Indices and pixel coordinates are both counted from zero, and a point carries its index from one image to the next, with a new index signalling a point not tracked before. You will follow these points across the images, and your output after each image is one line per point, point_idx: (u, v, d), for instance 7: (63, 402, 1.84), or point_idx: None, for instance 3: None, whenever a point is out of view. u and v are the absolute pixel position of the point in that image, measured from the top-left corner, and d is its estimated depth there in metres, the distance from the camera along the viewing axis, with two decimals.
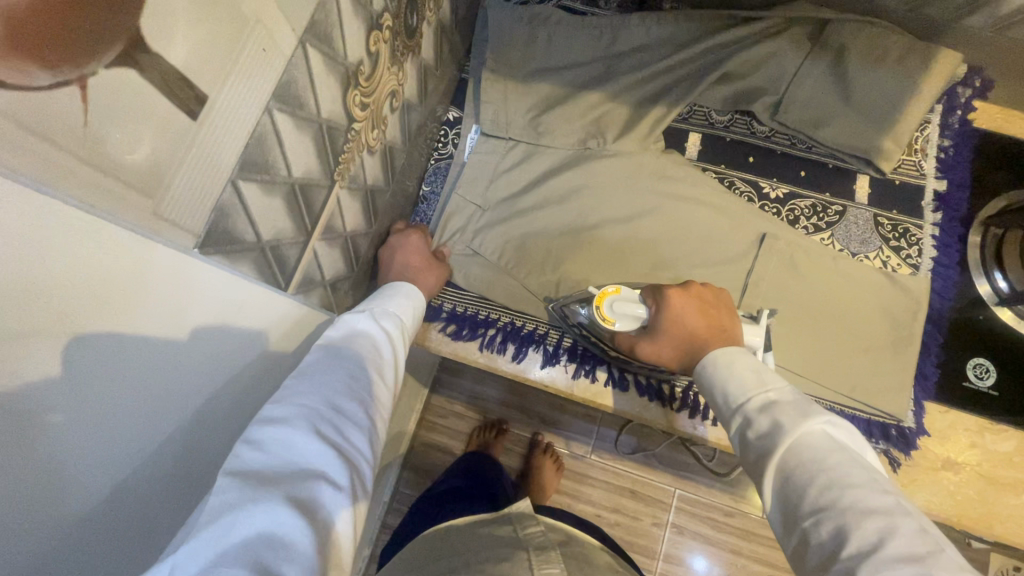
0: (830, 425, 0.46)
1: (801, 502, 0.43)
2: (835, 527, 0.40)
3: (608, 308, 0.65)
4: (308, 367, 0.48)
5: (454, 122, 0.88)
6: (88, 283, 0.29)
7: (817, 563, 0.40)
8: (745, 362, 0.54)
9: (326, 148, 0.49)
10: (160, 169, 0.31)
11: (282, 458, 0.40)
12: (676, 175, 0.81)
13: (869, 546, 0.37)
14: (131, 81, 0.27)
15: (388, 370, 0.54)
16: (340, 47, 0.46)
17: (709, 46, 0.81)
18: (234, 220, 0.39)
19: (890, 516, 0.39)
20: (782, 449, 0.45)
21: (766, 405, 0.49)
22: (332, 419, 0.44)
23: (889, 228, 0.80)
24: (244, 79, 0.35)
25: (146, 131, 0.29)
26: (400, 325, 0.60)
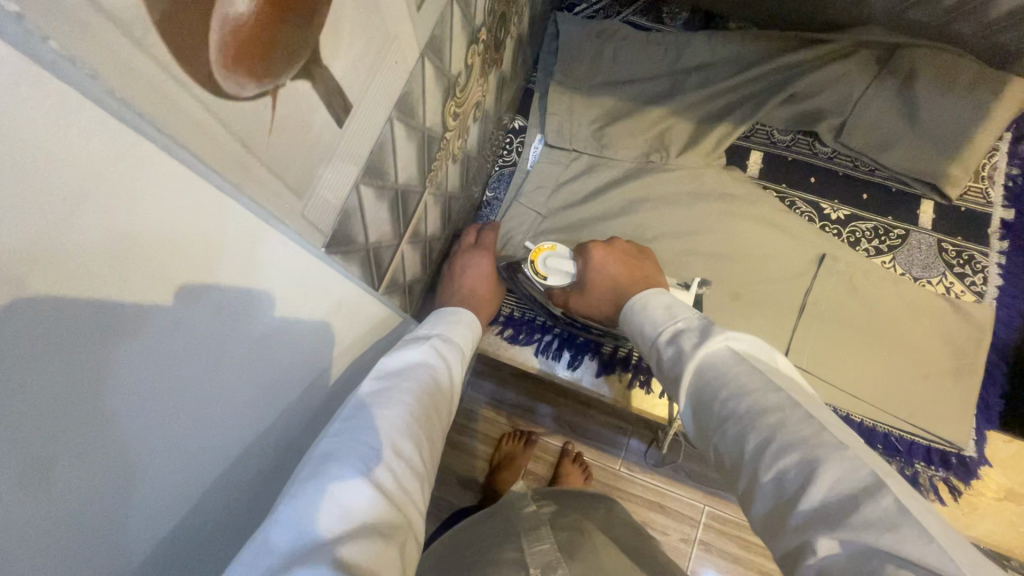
0: (732, 339, 0.47)
1: (710, 413, 0.45)
2: (738, 432, 0.41)
3: (541, 263, 0.71)
4: (365, 404, 0.47)
5: (517, 131, 0.89)
6: (238, 276, 0.30)
7: (729, 466, 0.42)
8: (658, 299, 0.57)
9: (424, 156, 0.51)
10: (310, 173, 0.33)
11: (334, 505, 0.39)
12: (736, 193, 0.82)
13: (766, 441, 0.39)
14: (305, 89, 0.29)
15: (440, 405, 0.53)
16: (448, 60, 0.48)
17: (775, 66, 0.82)
18: (352, 222, 0.41)
19: (779, 410, 0.40)
20: (689, 372, 0.47)
21: (674, 335, 0.52)
22: (382, 463, 0.43)
23: (953, 255, 0.79)
24: (380, 89, 0.37)
25: (307, 133, 0.31)
26: (452, 351, 0.59)
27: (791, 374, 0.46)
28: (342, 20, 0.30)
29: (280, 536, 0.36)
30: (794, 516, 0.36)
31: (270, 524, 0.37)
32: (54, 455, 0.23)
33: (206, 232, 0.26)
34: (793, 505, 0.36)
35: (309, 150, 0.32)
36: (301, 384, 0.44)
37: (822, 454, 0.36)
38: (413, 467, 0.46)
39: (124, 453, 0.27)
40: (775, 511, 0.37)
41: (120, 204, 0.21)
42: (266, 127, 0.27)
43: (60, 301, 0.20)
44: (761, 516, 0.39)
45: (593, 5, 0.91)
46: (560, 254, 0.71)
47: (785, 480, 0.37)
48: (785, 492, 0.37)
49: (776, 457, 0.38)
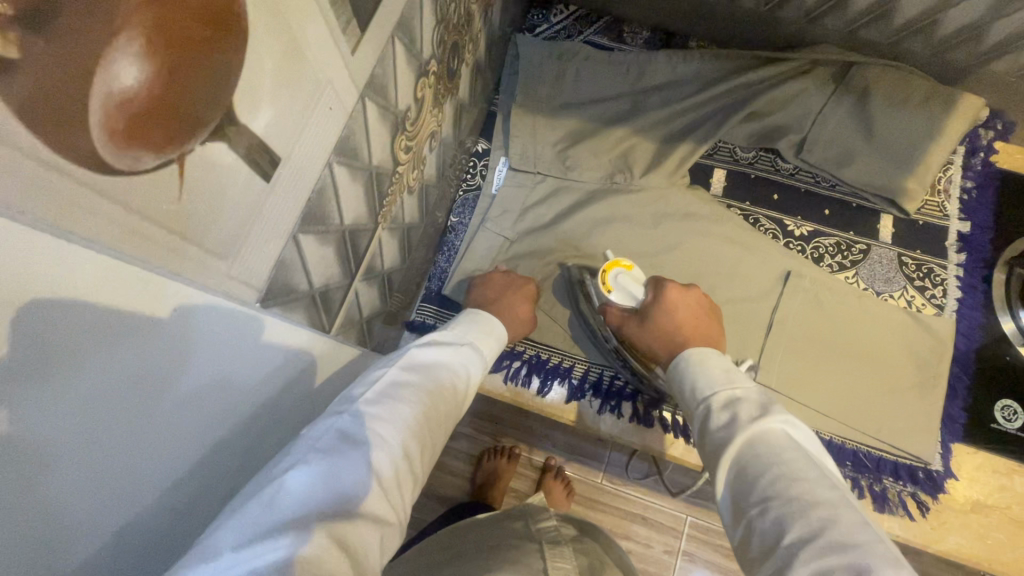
0: (789, 425, 0.48)
1: (748, 494, 0.44)
2: (780, 517, 0.41)
3: (611, 276, 0.70)
4: (392, 386, 0.47)
5: (481, 154, 0.89)
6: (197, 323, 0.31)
7: (755, 551, 0.42)
8: (716, 360, 0.56)
9: (373, 194, 0.50)
10: (236, 232, 0.31)
11: (337, 480, 0.39)
12: (701, 212, 0.82)
13: (811, 534, 0.39)
14: (222, 151, 0.27)
15: (453, 408, 0.52)
16: (393, 97, 0.47)
17: (735, 84, 0.83)
18: (291, 272, 0.39)
19: (834, 508, 0.41)
20: (739, 442, 0.47)
21: (730, 400, 0.51)
22: (389, 450, 0.43)
23: (913, 268, 0.80)
24: (313, 135, 0.36)
25: (228, 195, 0.29)
26: (480, 359, 0.59)
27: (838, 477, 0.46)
28: (260, 76, 0.29)
29: (281, 499, 0.36)
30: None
31: (272, 487, 0.37)
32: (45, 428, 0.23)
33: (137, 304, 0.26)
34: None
35: (232, 210, 0.30)
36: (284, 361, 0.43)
37: (872, 565, 0.36)
38: (413, 466, 0.45)
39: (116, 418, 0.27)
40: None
41: (7, 285, 0.20)
42: (177, 197, 0.26)
43: (50, 313, 0.22)
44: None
45: (554, 26, 0.91)
46: (635, 275, 0.70)
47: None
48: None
49: (821, 555, 0.38)
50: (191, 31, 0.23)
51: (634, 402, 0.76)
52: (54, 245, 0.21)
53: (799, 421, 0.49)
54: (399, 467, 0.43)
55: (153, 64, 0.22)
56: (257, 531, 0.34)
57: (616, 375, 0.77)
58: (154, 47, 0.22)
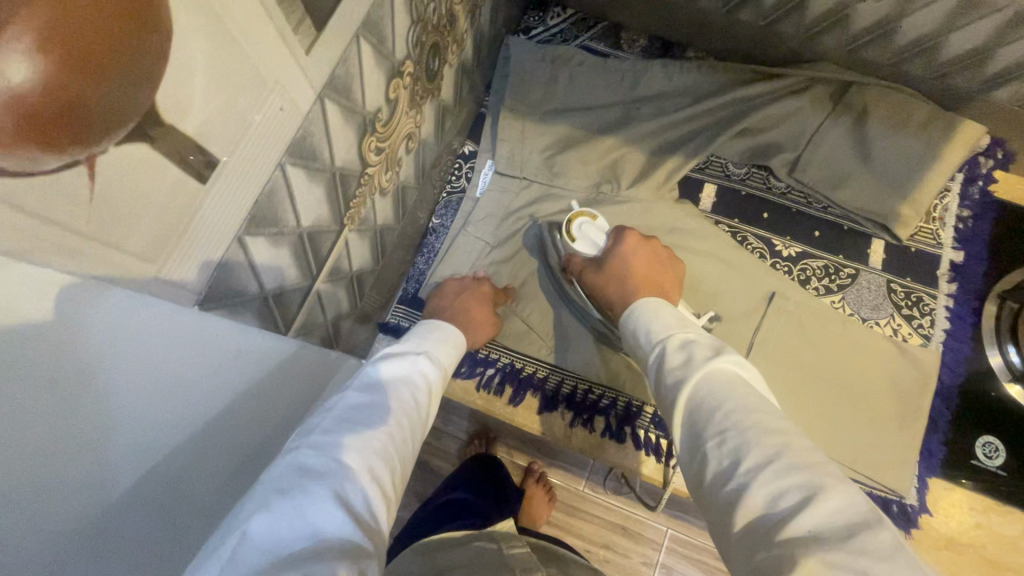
0: (739, 364, 0.48)
1: (704, 428, 0.44)
2: (736, 446, 0.41)
3: (575, 225, 0.73)
4: (349, 414, 0.43)
5: (468, 156, 0.87)
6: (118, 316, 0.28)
7: (710, 483, 0.42)
8: (669, 310, 0.58)
9: (337, 196, 0.49)
10: (164, 234, 0.30)
11: (309, 521, 0.34)
12: (688, 227, 0.80)
13: (767, 458, 0.39)
14: (145, 150, 0.27)
15: (419, 430, 0.49)
16: (360, 97, 0.45)
17: (730, 98, 0.81)
18: (237, 274, 0.38)
19: (787, 435, 0.41)
20: (696, 379, 0.47)
21: (684, 342, 0.52)
22: (361, 480, 0.38)
23: (901, 296, 0.78)
24: (260, 136, 0.35)
25: (156, 195, 0.28)
26: (436, 371, 0.56)
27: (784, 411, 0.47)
28: (191, 75, 0.28)
29: (244, 555, 0.31)
30: (782, 532, 0.35)
31: (229, 542, 0.32)
32: None
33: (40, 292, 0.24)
34: (786, 522, 0.36)
35: (159, 211, 0.29)
36: (231, 370, 0.39)
37: (823, 484, 0.37)
38: (386, 496, 0.40)
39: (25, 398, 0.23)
40: (759, 525, 0.37)
41: None
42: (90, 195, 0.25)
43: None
44: (739, 526, 0.38)
45: (550, 29, 0.90)
46: (597, 224, 0.73)
47: (780, 497, 0.37)
48: (775, 509, 0.37)
49: (777, 477, 0.38)
50: (105, 30, 0.22)
51: (607, 416, 0.75)
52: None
53: (749, 364, 0.50)
54: (372, 499, 0.38)
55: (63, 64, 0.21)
56: None
57: (590, 389, 0.76)
58: (63, 47, 0.21)
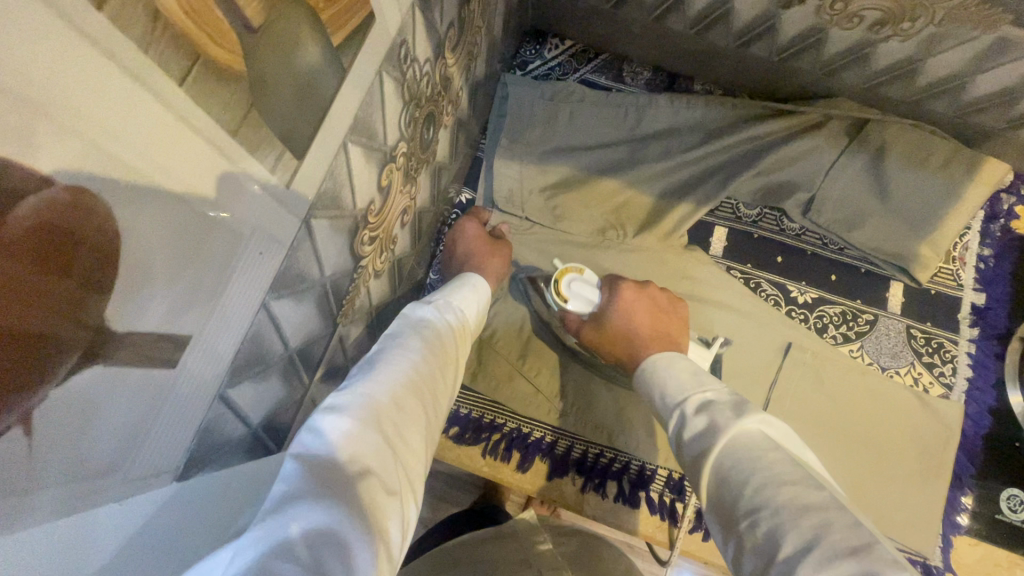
0: (767, 424, 0.43)
1: (735, 505, 0.40)
2: (771, 528, 0.36)
3: (565, 284, 0.67)
4: (376, 352, 0.43)
5: (466, 205, 0.82)
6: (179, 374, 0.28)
7: (752, 569, 0.37)
8: (684, 364, 0.53)
9: (329, 302, 0.44)
10: (133, 434, 0.26)
11: (332, 441, 0.33)
12: (700, 276, 0.76)
13: (806, 542, 0.34)
14: (99, 371, 0.22)
15: (446, 362, 0.46)
16: (350, 200, 0.41)
17: (741, 137, 0.77)
18: (220, 427, 0.34)
19: (825, 512, 0.35)
20: (720, 449, 0.43)
21: (702, 404, 0.47)
22: (385, 402, 0.37)
23: (922, 342, 0.75)
24: (240, 288, 0.30)
25: (120, 400, 0.24)
26: (459, 314, 0.54)
27: (829, 474, 0.41)
28: (144, 271, 0.23)
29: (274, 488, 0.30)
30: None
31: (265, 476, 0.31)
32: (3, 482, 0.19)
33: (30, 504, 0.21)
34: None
35: (140, 397, 0.25)
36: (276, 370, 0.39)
37: (874, 573, 0.31)
38: (413, 422, 0.39)
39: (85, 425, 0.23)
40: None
41: None
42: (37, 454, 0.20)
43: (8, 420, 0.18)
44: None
45: (548, 63, 0.84)
46: (586, 278, 0.68)
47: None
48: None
49: (820, 567, 0.33)
50: (12, 273, 0.17)
51: (620, 480, 0.72)
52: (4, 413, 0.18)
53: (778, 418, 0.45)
54: (397, 423, 0.37)
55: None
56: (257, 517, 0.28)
57: (601, 452, 0.73)
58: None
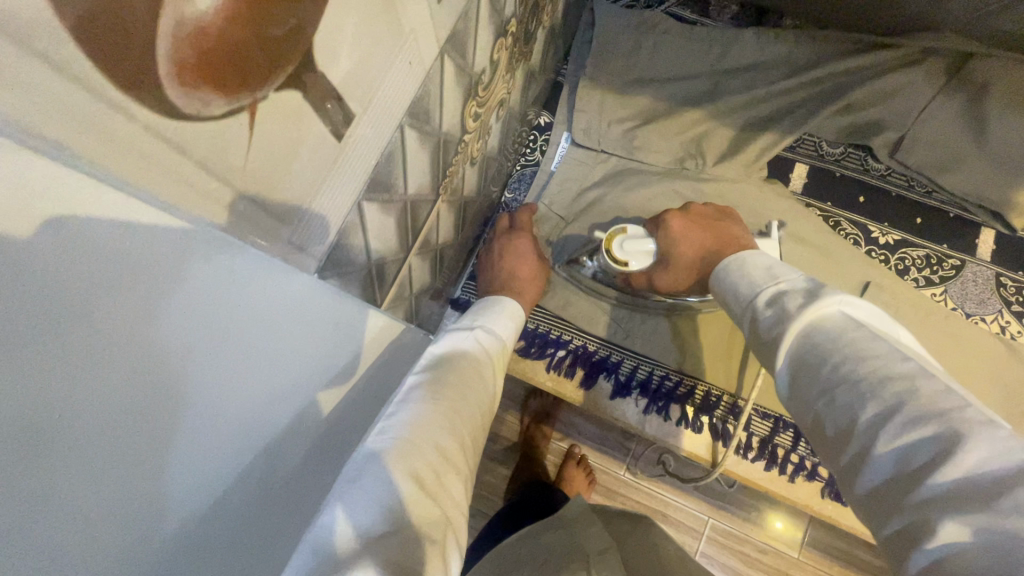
0: (847, 303, 0.40)
1: (811, 383, 0.38)
2: (850, 401, 0.35)
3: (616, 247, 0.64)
4: (412, 393, 0.45)
5: (543, 128, 0.83)
6: (316, 181, 0.29)
7: (831, 435, 0.36)
8: (758, 261, 0.51)
9: (438, 163, 0.46)
10: (302, 194, 0.28)
11: (370, 497, 0.35)
12: (778, 208, 0.76)
13: (889, 410, 0.33)
14: (190, 196, 0.21)
15: (480, 399, 0.49)
16: (471, 56, 0.42)
17: (832, 72, 0.75)
18: (351, 242, 0.36)
19: (909, 380, 0.34)
20: (794, 333, 0.41)
21: (775, 296, 0.45)
22: (419, 454, 0.39)
23: (1012, 291, 0.72)
24: (390, 92, 0.32)
25: (171, 356, 0.23)
26: (492, 347, 0.55)
27: (919, 347, 0.38)
28: (343, 19, 0.25)
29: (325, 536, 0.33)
30: (918, 491, 0.30)
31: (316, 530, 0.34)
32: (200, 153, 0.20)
33: (227, 206, 0.23)
34: (920, 479, 0.31)
35: (307, 163, 0.27)
36: (380, 237, 0.41)
37: (968, 428, 0.30)
38: (452, 465, 0.42)
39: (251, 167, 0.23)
40: (894, 488, 0.32)
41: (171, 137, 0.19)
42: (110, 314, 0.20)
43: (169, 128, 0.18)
44: (872, 492, 0.33)
45: None
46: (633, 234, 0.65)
47: (912, 458, 0.31)
48: (911, 471, 0.31)
49: (904, 430, 0.32)
50: None
51: (683, 404, 0.72)
52: (227, 87, 0.20)
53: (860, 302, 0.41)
54: (435, 469, 0.39)
55: (83, 105, 0.15)
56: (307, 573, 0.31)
57: (665, 375, 0.73)
58: None
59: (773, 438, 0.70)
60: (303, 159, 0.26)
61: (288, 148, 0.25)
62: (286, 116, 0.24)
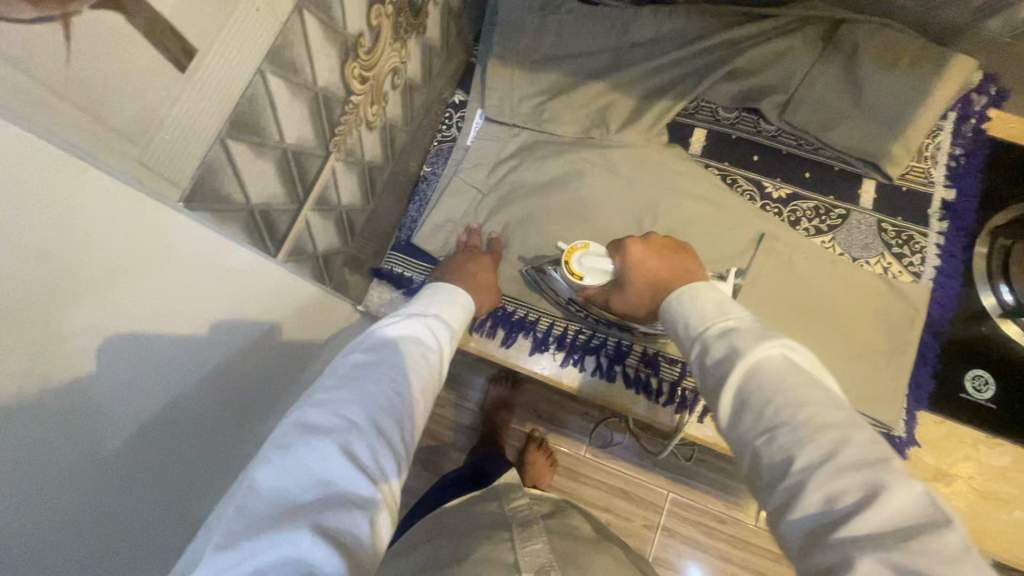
0: (790, 349, 0.44)
1: (753, 424, 0.41)
2: (788, 442, 0.38)
3: (577, 263, 0.67)
4: (356, 371, 0.47)
5: (459, 105, 0.88)
6: (157, 107, 0.32)
7: (764, 480, 0.39)
8: (709, 294, 0.53)
9: (321, 118, 0.50)
10: (146, 116, 0.31)
11: (306, 470, 0.38)
12: (678, 169, 0.81)
13: (823, 457, 0.36)
14: (21, 105, 0.24)
15: (427, 379, 0.51)
16: (339, 16, 0.46)
17: (719, 42, 0.81)
18: (222, 178, 0.40)
19: (843, 429, 0.38)
20: (739, 372, 0.44)
21: (725, 332, 0.48)
22: (356, 431, 0.42)
23: (892, 235, 0.78)
24: (238, 34, 0.36)
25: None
26: (443, 330, 0.58)
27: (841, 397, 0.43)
28: None
29: (250, 501, 0.36)
30: (836, 534, 0.34)
31: (245, 494, 0.37)
32: (14, 55, 0.24)
33: (57, 115, 0.26)
34: (841, 523, 0.34)
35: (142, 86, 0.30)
36: (257, 179, 0.44)
37: (888, 481, 0.34)
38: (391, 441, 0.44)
39: (73, 80, 0.27)
40: (815, 529, 0.35)
41: None
42: None
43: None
44: (795, 530, 0.36)
45: None
46: (595, 252, 0.68)
47: (838, 501, 0.35)
48: (832, 514, 0.35)
49: (833, 478, 0.35)
50: None
51: (598, 356, 0.76)
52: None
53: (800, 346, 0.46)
54: (373, 443, 0.42)
55: None
56: (235, 539, 0.34)
57: (580, 329, 0.77)
58: None
59: (682, 382, 0.74)
60: (133, 80, 0.30)
61: (115, 68, 0.29)
62: (107, 36, 0.27)
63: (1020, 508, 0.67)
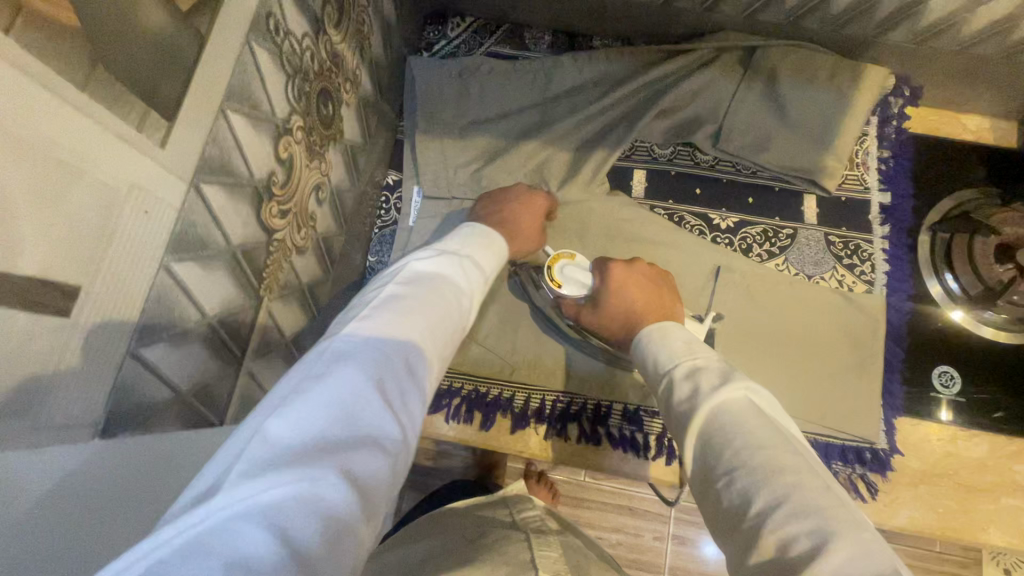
0: (751, 391, 0.44)
1: (716, 465, 0.41)
2: (746, 486, 0.38)
3: (558, 270, 0.69)
4: (386, 300, 0.42)
5: (394, 186, 0.85)
6: (44, 365, 0.28)
7: (724, 522, 0.39)
8: (678, 332, 0.53)
9: (244, 273, 0.46)
10: (31, 380, 0.28)
11: (336, 399, 0.33)
12: (626, 216, 0.80)
13: (777, 501, 0.36)
14: None
15: (456, 319, 0.46)
16: (244, 170, 0.43)
17: (642, 83, 0.80)
18: (136, 385, 0.36)
19: (796, 473, 0.38)
20: (704, 411, 0.44)
21: (692, 370, 0.48)
22: (387, 366, 0.36)
23: (840, 246, 0.80)
24: (127, 242, 0.32)
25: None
26: (475, 273, 0.52)
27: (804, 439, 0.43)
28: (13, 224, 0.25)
29: (270, 432, 0.30)
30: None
31: (264, 415, 0.31)
32: None
33: None
34: (796, 565, 0.34)
35: (22, 356, 0.27)
36: (181, 361, 0.41)
37: (839, 529, 0.34)
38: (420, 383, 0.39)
39: None
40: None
41: None
42: None
43: None
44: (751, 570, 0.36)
45: (452, 41, 0.88)
46: (579, 263, 0.69)
47: (792, 545, 0.35)
48: (786, 558, 0.34)
49: (787, 521, 0.35)
50: None
51: (580, 422, 0.74)
52: None
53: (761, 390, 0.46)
54: (402, 380, 0.37)
55: None
56: (250, 469, 0.28)
57: (557, 398, 0.75)
58: None
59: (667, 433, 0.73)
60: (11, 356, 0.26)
61: None
62: None
63: (1003, 494, 0.70)
